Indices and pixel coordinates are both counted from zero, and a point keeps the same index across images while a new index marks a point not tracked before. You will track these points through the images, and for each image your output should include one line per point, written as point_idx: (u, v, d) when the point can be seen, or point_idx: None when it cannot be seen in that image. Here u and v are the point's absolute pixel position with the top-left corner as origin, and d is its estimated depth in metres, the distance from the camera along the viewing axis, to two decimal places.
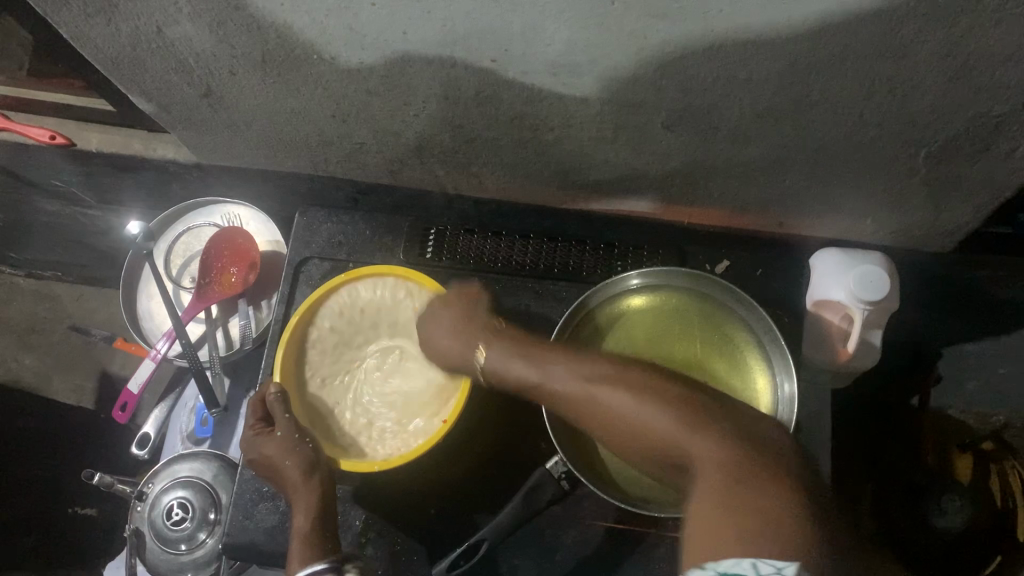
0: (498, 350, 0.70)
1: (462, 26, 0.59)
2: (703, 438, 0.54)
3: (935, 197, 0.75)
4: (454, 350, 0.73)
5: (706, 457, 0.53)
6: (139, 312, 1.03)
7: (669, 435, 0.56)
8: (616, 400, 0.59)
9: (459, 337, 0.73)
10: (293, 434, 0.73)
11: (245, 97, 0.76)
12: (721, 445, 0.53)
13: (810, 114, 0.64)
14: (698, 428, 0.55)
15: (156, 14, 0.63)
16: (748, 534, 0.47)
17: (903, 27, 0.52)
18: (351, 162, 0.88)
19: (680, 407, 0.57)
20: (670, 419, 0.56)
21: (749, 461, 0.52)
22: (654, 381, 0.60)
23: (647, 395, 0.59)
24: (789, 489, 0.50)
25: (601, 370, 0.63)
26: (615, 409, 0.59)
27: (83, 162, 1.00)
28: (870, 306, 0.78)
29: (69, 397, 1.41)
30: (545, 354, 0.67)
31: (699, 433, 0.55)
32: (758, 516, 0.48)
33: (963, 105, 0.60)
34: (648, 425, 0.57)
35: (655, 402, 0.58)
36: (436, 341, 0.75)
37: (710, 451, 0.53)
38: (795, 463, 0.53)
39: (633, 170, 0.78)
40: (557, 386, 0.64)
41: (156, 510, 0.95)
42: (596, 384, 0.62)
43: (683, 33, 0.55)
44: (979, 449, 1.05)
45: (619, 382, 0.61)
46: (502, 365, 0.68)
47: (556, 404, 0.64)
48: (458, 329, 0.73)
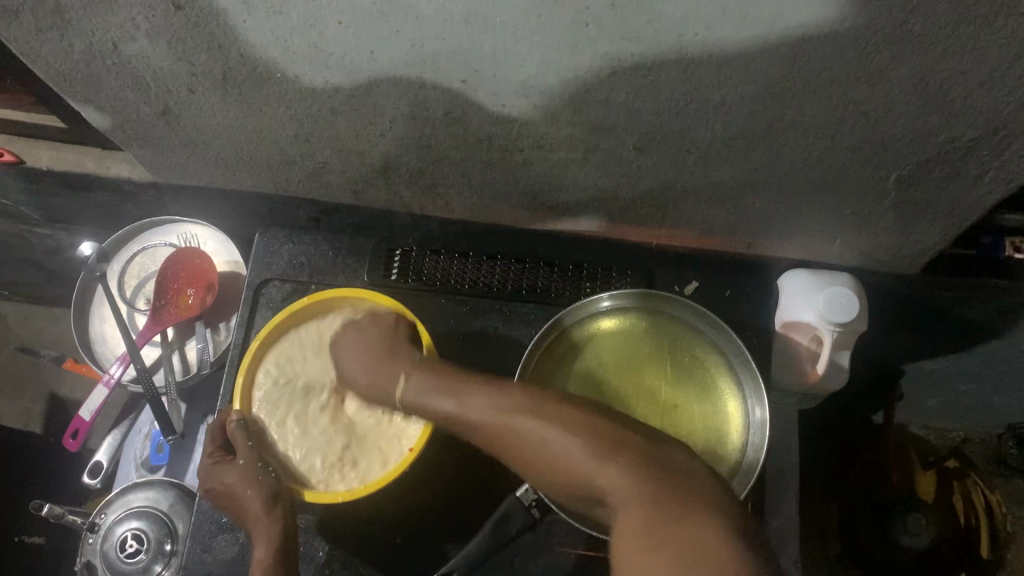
0: (418, 381, 0.70)
1: (431, 46, 0.57)
2: (617, 471, 0.57)
3: (904, 220, 0.75)
4: (371, 385, 0.73)
5: (623, 490, 0.56)
6: (92, 337, 1.00)
7: (588, 468, 0.58)
8: (536, 430, 0.61)
9: (379, 370, 0.72)
10: (255, 462, 0.70)
11: (204, 116, 0.74)
12: (631, 477, 0.56)
13: (782, 137, 0.63)
14: (612, 457, 0.57)
15: (112, 30, 0.61)
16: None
17: (879, 52, 0.52)
18: (314, 183, 0.86)
19: (602, 440, 0.59)
20: (588, 454, 0.58)
21: (664, 491, 0.55)
22: (559, 407, 0.62)
23: (562, 425, 0.60)
24: (711, 514, 0.53)
25: (515, 399, 0.64)
26: (531, 441, 0.61)
27: (33, 181, 0.97)
28: (839, 328, 0.77)
29: (16, 420, 1.37)
30: (462, 385, 0.67)
31: (612, 465, 0.57)
32: (681, 548, 0.51)
33: (934, 130, 0.60)
34: (568, 462, 0.59)
35: (566, 432, 0.60)
36: (348, 371, 0.74)
37: (625, 484, 0.56)
38: (718, 492, 0.55)
39: (602, 192, 0.77)
40: (470, 417, 0.65)
41: (109, 542, 0.91)
42: (508, 416, 0.63)
43: (656, 55, 0.54)
44: (942, 466, 1.07)
45: (535, 413, 0.62)
46: (422, 399, 0.69)
47: (473, 434, 0.65)
48: (378, 361, 0.72)
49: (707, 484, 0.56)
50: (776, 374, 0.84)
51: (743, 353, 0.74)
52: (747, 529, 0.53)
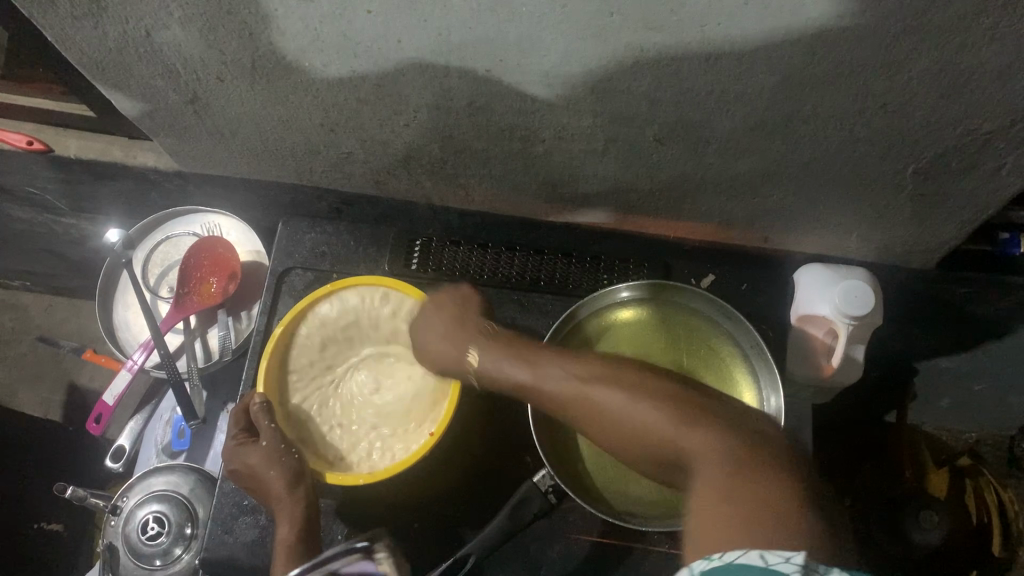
0: (492, 353, 0.69)
1: (457, 35, 0.58)
2: (705, 436, 0.56)
3: (921, 214, 0.76)
4: (442, 351, 0.72)
5: (709, 454, 0.55)
6: (116, 323, 1.02)
7: (675, 434, 0.57)
8: (612, 399, 0.61)
9: (449, 341, 0.71)
10: (278, 445, 0.72)
11: (232, 104, 0.75)
12: (724, 443, 0.55)
13: (801, 129, 0.64)
14: (698, 426, 0.57)
15: (145, 18, 0.63)
16: (759, 525, 0.48)
17: (898, 44, 0.53)
18: (337, 173, 0.88)
19: (687, 411, 0.58)
20: (671, 421, 0.58)
21: (749, 457, 0.54)
22: (647, 382, 0.62)
23: (650, 396, 0.60)
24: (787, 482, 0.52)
25: (595, 371, 0.64)
26: (607, 408, 0.61)
27: (61, 170, 0.99)
28: (854, 321, 0.78)
29: (37, 409, 1.39)
30: (538, 354, 0.67)
31: (698, 433, 0.56)
32: (755, 502, 0.50)
33: (951, 122, 0.61)
34: (652, 429, 0.58)
35: (650, 400, 0.60)
36: (426, 342, 0.73)
37: (711, 447, 0.55)
38: (803, 470, 0.54)
39: (622, 183, 0.78)
40: (545, 384, 0.65)
41: (131, 525, 0.93)
42: (589, 383, 0.62)
43: (678, 45, 0.55)
44: (957, 465, 1.05)
45: (613, 382, 0.62)
46: (494, 367, 0.68)
47: (546, 403, 0.65)
48: (449, 333, 0.72)
49: (789, 461, 0.55)
50: (791, 368, 0.84)
51: (759, 344, 0.74)
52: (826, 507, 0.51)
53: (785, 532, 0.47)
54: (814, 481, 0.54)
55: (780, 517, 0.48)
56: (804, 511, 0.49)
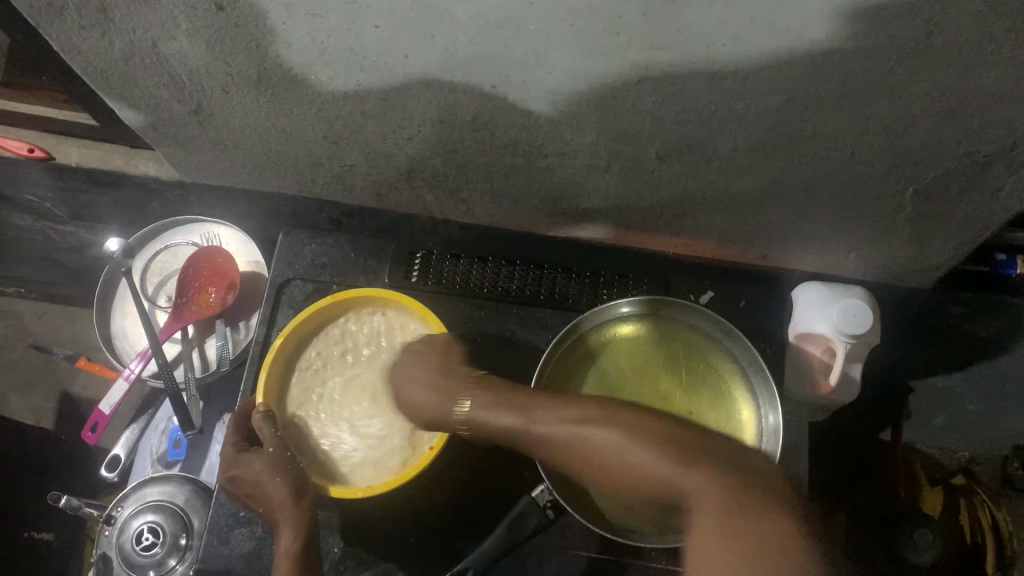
0: (483, 401, 0.68)
1: (463, 52, 0.59)
2: (705, 478, 0.55)
3: (919, 234, 0.76)
4: (432, 405, 0.70)
5: (706, 499, 0.54)
6: (113, 332, 1.01)
7: (672, 478, 0.56)
8: (609, 442, 0.59)
9: (438, 391, 0.70)
10: (282, 453, 0.72)
11: (236, 115, 0.76)
12: (720, 488, 0.54)
13: (803, 149, 0.65)
14: (696, 467, 0.56)
15: (153, 29, 0.63)
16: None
17: (901, 67, 0.53)
18: (338, 185, 0.88)
19: (682, 451, 0.57)
20: (668, 461, 0.57)
21: (751, 506, 0.53)
22: (627, 416, 0.61)
23: (639, 434, 0.59)
24: (794, 530, 0.52)
25: (588, 412, 0.62)
26: (609, 453, 0.59)
27: (61, 177, 0.99)
28: (853, 340, 0.78)
29: (29, 417, 1.39)
30: (529, 401, 0.66)
31: (696, 474, 0.55)
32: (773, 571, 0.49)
33: (952, 145, 0.61)
34: (641, 471, 0.57)
35: (642, 439, 0.58)
36: (408, 396, 0.72)
37: (710, 492, 0.54)
38: (799, 502, 0.54)
39: (624, 199, 0.79)
40: (540, 431, 0.63)
41: (125, 535, 0.92)
42: (584, 425, 0.61)
43: (683, 64, 0.56)
44: (950, 484, 1.07)
45: (608, 422, 0.60)
46: (489, 417, 0.66)
47: (545, 449, 0.63)
48: (435, 384, 0.71)
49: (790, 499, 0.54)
50: (788, 385, 0.85)
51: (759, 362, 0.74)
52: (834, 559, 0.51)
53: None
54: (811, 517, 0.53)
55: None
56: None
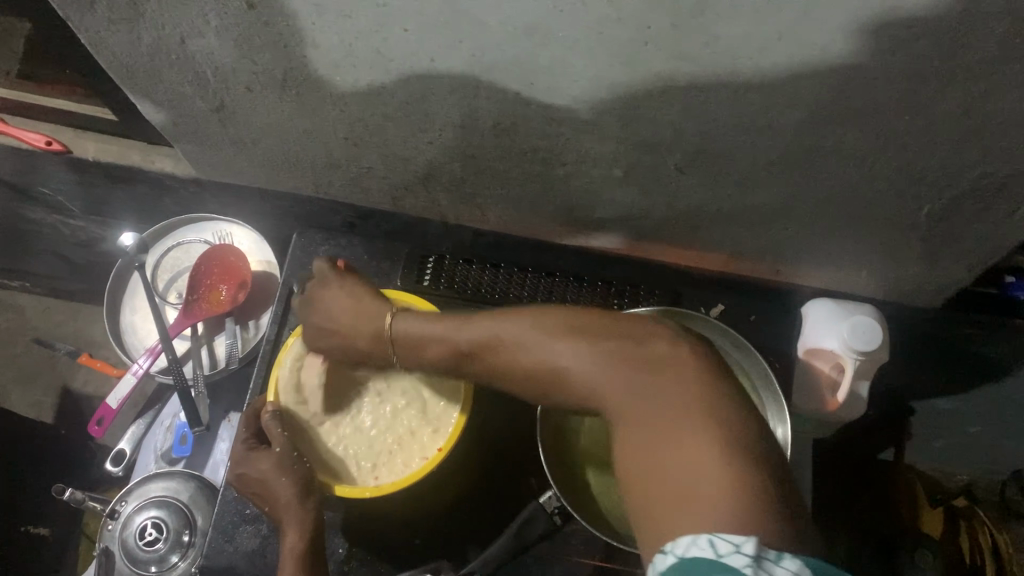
0: (403, 316, 0.65)
1: (490, 57, 0.60)
2: (658, 393, 0.49)
3: (932, 253, 0.77)
4: (345, 329, 0.68)
5: (648, 409, 0.49)
6: (122, 327, 1.02)
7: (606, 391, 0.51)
8: (547, 354, 0.54)
9: (351, 314, 0.68)
10: (289, 452, 0.72)
11: (257, 114, 0.76)
12: (673, 399, 0.48)
13: (822, 164, 0.65)
14: (629, 372, 0.51)
15: (181, 24, 0.63)
16: (673, 510, 0.44)
17: (924, 85, 0.54)
18: (354, 187, 0.89)
19: (613, 360, 0.51)
20: (607, 371, 0.51)
21: (690, 410, 0.47)
22: (568, 328, 0.54)
23: (585, 345, 0.53)
24: (720, 436, 0.46)
25: (519, 321, 0.57)
26: (527, 361, 0.55)
27: (77, 171, 0.99)
28: (861, 357, 0.79)
29: (29, 411, 1.39)
30: (458, 315, 0.61)
31: (637, 384, 0.50)
32: (682, 469, 0.45)
33: (970, 164, 0.62)
34: (576, 379, 0.52)
35: (589, 348, 0.52)
36: (329, 319, 0.69)
37: (652, 402, 0.49)
38: (728, 399, 0.48)
39: (639, 210, 0.80)
40: (464, 342, 0.58)
41: (128, 530, 0.92)
42: (507, 334, 0.56)
43: (709, 76, 0.57)
44: (951, 505, 1.00)
45: (525, 331, 0.55)
46: (410, 327, 0.63)
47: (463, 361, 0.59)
48: (354, 306, 0.68)
49: (725, 400, 0.48)
50: (797, 400, 0.85)
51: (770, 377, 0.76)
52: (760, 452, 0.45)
53: (699, 512, 0.43)
54: (761, 445, 0.46)
55: (698, 491, 0.44)
56: (730, 466, 0.44)
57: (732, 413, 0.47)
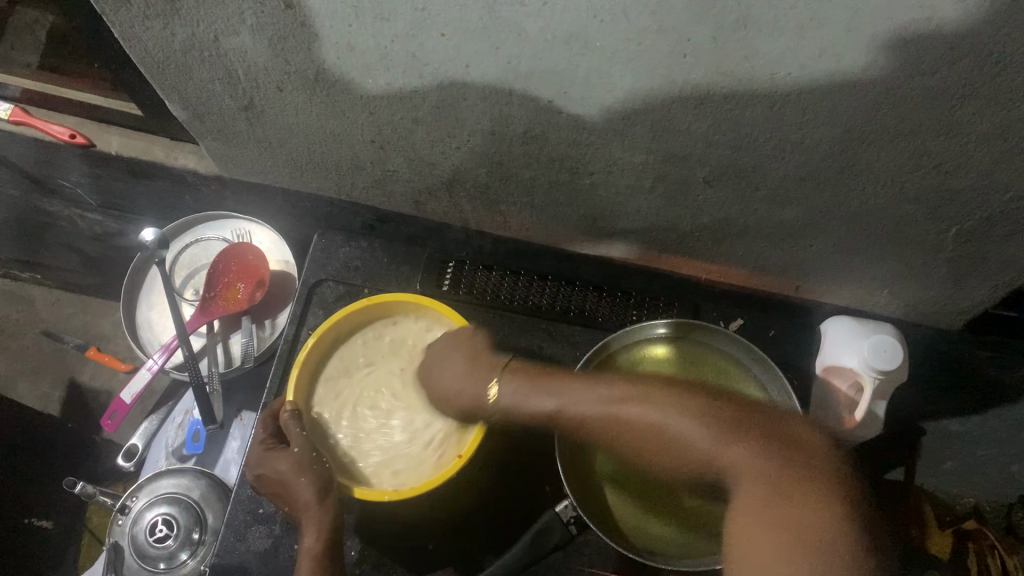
0: (518, 384, 0.69)
1: (526, 65, 0.60)
2: (739, 452, 0.57)
3: (956, 275, 0.77)
4: (461, 392, 0.71)
5: (746, 468, 0.56)
6: (138, 322, 1.02)
7: (711, 453, 0.58)
8: (651, 417, 0.61)
9: (469, 378, 0.71)
10: (310, 453, 0.71)
11: (286, 114, 0.76)
12: (755, 457, 0.56)
13: (852, 181, 0.65)
14: (738, 440, 0.58)
15: (217, 22, 0.63)
16: (788, 558, 0.50)
17: (962, 106, 0.54)
18: (378, 190, 0.89)
19: (725, 424, 0.59)
20: (708, 435, 0.59)
21: (787, 472, 0.55)
22: (669, 394, 0.62)
23: (687, 411, 0.60)
24: (834, 497, 0.53)
25: (628, 390, 0.64)
26: (641, 425, 0.62)
27: (98, 165, 0.99)
28: (881, 376, 0.79)
29: (35, 403, 1.38)
30: (569, 383, 0.68)
31: (739, 444, 0.57)
32: (800, 526, 0.52)
33: (1004, 187, 0.62)
34: (679, 440, 0.60)
35: (687, 414, 0.60)
36: (439, 384, 0.72)
37: (747, 462, 0.56)
38: (838, 469, 0.56)
39: (663, 222, 0.80)
40: (575, 413, 0.65)
41: (138, 526, 0.92)
42: (617, 405, 0.63)
43: (747, 91, 0.57)
44: (959, 527, 0.95)
45: (645, 402, 0.62)
46: (522, 401, 0.68)
47: (573, 428, 0.66)
48: (467, 370, 0.71)
49: (835, 469, 0.56)
50: (813, 417, 0.85)
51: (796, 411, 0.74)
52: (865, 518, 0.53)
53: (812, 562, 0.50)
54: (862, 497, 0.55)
55: (812, 545, 0.51)
56: (859, 539, 0.51)
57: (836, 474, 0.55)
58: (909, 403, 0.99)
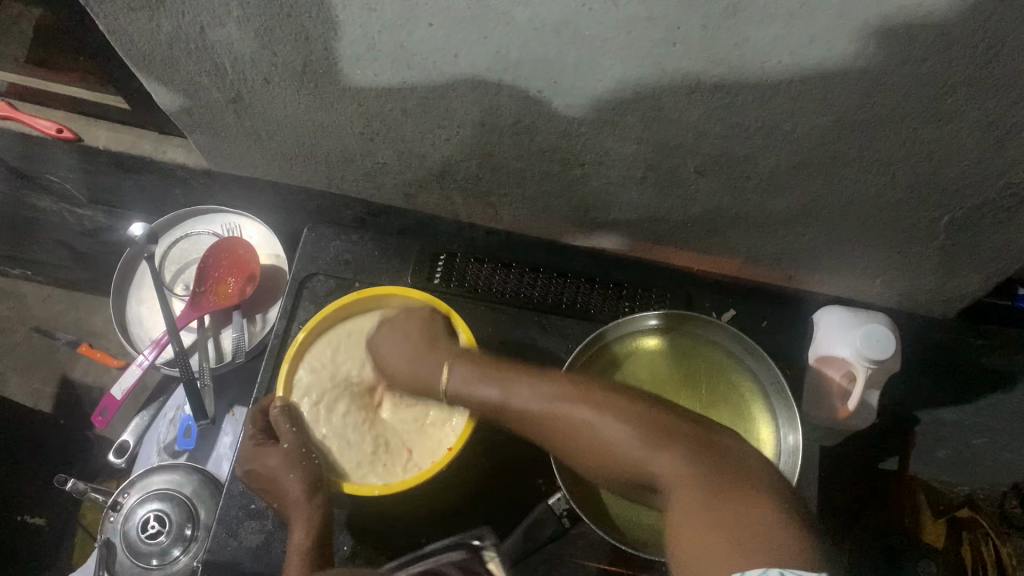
0: (462, 371, 0.70)
1: (515, 54, 0.59)
2: (673, 455, 0.56)
3: (949, 263, 0.77)
4: (413, 376, 0.72)
5: (674, 470, 0.55)
6: (128, 317, 1.01)
7: (643, 457, 0.57)
8: (586, 418, 0.61)
9: (420, 363, 0.71)
10: (299, 448, 0.71)
11: (274, 106, 0.76)
12: (685, 460, 0.55)
13: (844, 170, 0.65)
14: (666, 444, 0.57)
15: (202, 14, 0.63)
16: (730, 553, 0.47)
17: (954, 93, 0.54)
18: (368, 182, 0.88)
19: (651, 428, 0.58)
20: (639, 438, 0.58)
21: (717, 474, 0.53)
22: (608, 397, 0.62)
23: (614, 413, 0.60)
24: (762, 496, 0.51)
25: (562, 389, 0.64)
26: (581, 426, 0.61)
27: (87, 160, 0.98)
28: (873, 366, 0.78)
29: (27, 400, 1.38)
30: (510, 376, 0.68)
31: (668, 448, 0.56)
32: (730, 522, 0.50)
33: (996, 175, 0.62)
34: (611, 443, 0.59)
35: (618, 415, 0.60)
36: (393, 368, 0.73)
37: (677, 466, 0.55)
38: (768, 475, 0.54)
39: (655, 212, 0.79)
40: (518, 406, 0.65)
41: (130, 523, 0.92)
42: (558, 403, 0.63)
43: (737, 79, 0.56)
44: (954, 516, 0.93)
45: (582, 401, 0.62)
46: (465, 394, 0.69)
47: (522, 421, 0.66)
48: (415, 353, 0.72)
49: (762, 470, 0.54)
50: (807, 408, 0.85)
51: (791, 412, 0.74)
52: (804, 515, 0.51)
53: (752, 552, 0.47)
54: (784, 490, 0.52)
55: (751, 540, 0.47)
56: (782, 531, 0.48)
57: (770, 482, 0.53)
58: (903, 393, 0.99)
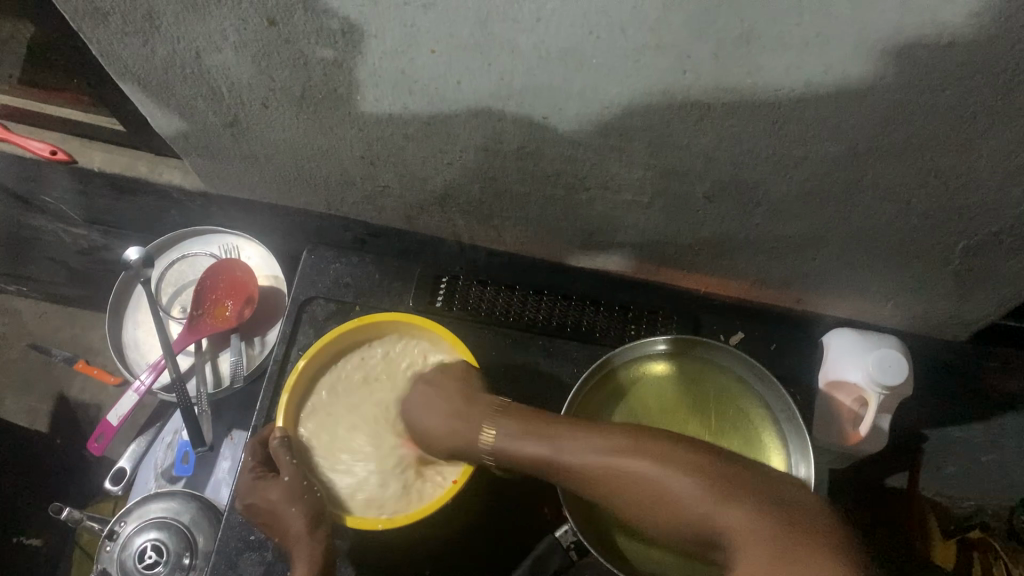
0: (505, 428, 0.66)
1: (520, 80, 0.57)
2: (740, 511, 0.54)
3: (962, 288, 0.75)
4: (451, 432, 0.68)
5: (744, 530, 0.53)
6: (125, 340, 1.00)
7: (707, 511, 0.55)
8: (644, 473, 0.58)
9: (461, 419, 0.68)
10: (300, 482, 0.69)
11: (271, 129, 0.74)
12: (757, 516, 0.53)
13: (856, 197, 0.63)
14: (732, 499, 0.55)
15: (199, 39, 0.61)
16: None
17: (975, 122, 0.52)
18: (368, 205, 0.86)
19: (717, 482, 0.56)
20: (706, 492, 0.55)
21: (794, 531, 0.52)
22: (664, 446, 0.59)
23: (674, 464, 0.57)
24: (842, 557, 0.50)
25: (615, 440, 0.61)
26: (635, 477, 0.58)
27: (82, 181, 0.97)
28: (885, 392, 0.78)
29: (22, 418, 1.36)
30: (558, 430, 0.64)
31: (735, 504, 0.54)
32: None
33: (1014, 203, 0.60)
34: (672, 499, 0.56)
35: (676, 467, 0.57)
36: (426, 425, 0.70)
37: (747, 523, 0.53)
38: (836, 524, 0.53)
39: (661, 236, 0.78)
40: (567, 463, 0.61)
41: (127, 552, 0.90)
42: (610, 456, 0.60)
43: (748, 106, 0.55)
44: (965, 538, 0.89)
45: (636, 452, 0.59)
46: (509, 446, 0.65)
47: (568, 479, 0.62)
48: (456, 411, 0.68)
49: (829, 519, 0.53)
50: (817, 432, 0.83)
51: (805, 442, 0.72)
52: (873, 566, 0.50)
53: None
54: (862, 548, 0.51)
55: None
56: None
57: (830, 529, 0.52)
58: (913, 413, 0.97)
